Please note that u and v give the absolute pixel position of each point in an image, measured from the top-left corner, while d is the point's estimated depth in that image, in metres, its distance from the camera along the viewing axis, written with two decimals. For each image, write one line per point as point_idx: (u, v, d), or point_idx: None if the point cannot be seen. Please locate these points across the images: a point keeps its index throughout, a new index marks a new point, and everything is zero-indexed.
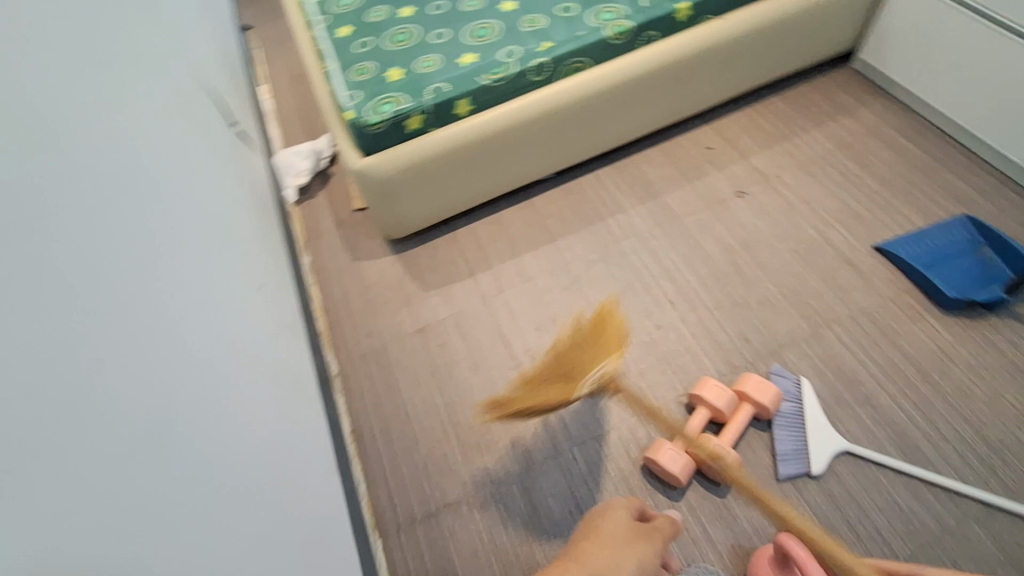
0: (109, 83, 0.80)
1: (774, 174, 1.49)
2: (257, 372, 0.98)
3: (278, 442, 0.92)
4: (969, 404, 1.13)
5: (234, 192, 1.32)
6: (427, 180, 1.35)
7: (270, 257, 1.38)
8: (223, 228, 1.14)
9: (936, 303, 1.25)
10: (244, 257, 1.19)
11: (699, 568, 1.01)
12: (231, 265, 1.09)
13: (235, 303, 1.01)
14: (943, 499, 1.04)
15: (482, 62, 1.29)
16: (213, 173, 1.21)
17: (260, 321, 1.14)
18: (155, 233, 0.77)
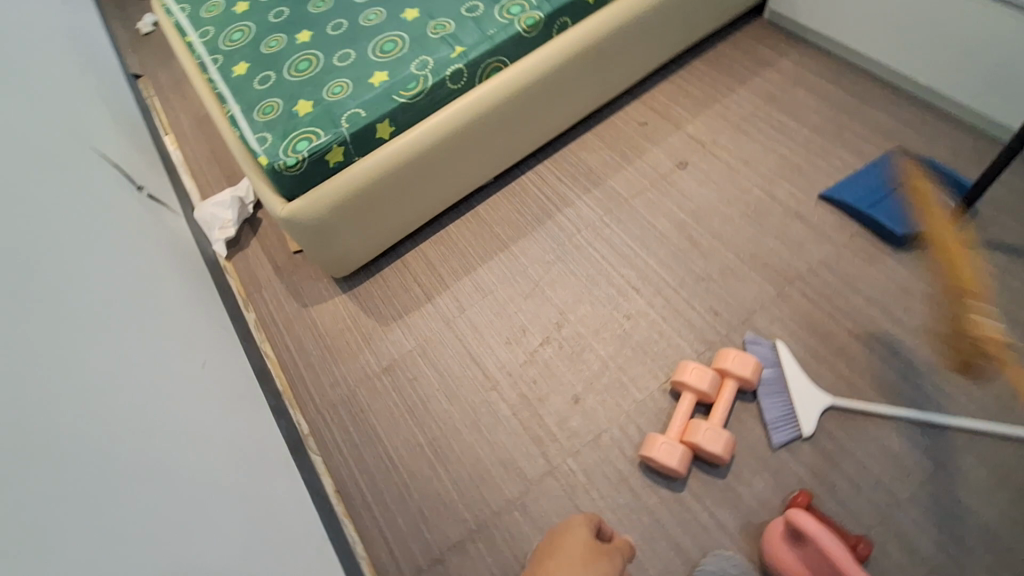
0: (31, 199, 0.94)
1: (711, 139, 1.48)
2: (226, 415, 1.09)
3: (251, 473, 1.03)
4: (935, 335, 1.15)
5: (163, 264, 1.25)
6: (362, 213, 1.27)
7: (216, 323, 1.31)
8: (170, 288, 1.21)
9: (886, 241, 1.27)
10: (183, 334, 1.13)
11: (718, 556, 1.00)
12: (163, 351, 1.03)
13: (197, 357, 1.12)
14: (930, 434, 1.06)
15: (395, 79, 1.22)
16: (129, 253, 1.15)
17: (216, 377, 1.14)
18: (92, 319, 0.89)
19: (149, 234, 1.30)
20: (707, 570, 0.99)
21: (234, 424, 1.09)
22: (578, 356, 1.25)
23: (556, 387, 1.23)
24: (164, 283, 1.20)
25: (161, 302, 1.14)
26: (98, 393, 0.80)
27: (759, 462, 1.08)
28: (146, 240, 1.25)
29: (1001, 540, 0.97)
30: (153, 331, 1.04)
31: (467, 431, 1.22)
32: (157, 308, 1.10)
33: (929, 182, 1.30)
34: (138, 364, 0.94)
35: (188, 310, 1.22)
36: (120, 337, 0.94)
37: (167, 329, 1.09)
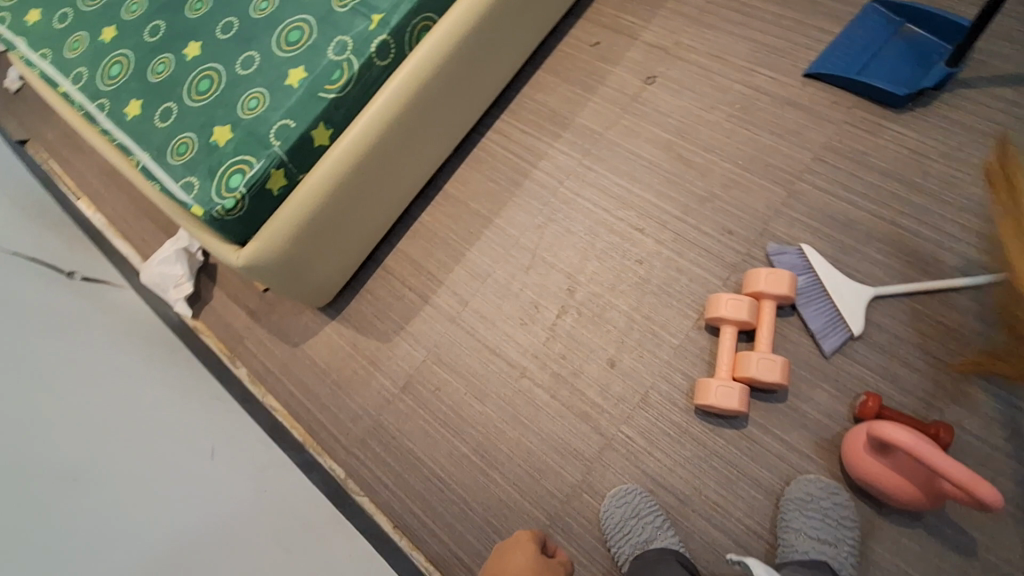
0: None
1: (674, 43, 1.34)
2: (245, 462, 1.06)
3: (284, 514, 1.01)
4: (962, 193, 1.07)
5: (139, 350, 1.15)
6: (326, 234, 1.13)
7: (214, 392, 1.23)
8: (146, 355, 1.15)
9: (885, 105, 1.16)
10: (193, 419, 1.06)
11: (803, 481, 0.97)
12: (184, 445, 0.96)
13: (199, 414, 1.08)
14: (980, 298, 1.01)
15: (315, 73, 1.04)
16: (106, 350, 1.05)
17: (225, 431, 1.10)
18: (78, 402, 0.86)
19: (110, 320, 1.18)
20: (794, 497, 0.96)
21: (274, 494, 1.04)
22: (601, 317, 1.17)
23: (587, 355, 1.15)
24: (151, 371, 1.11)
25: (160, 392, 1.05)
26: (121, 522, 0.75)
27: (816, 374, 1.03)
28: (114, 330, 1.15)
29: None
30: (167, 427, 0.97)
31: (509, 427, 1.14)
32: (159, 400, 1.02)
33: (915, 30, 1.20)
34: (164, 472, 0.88)
35: (185, 390, 1.14)
36: (136, 451, 0.87)
37: (177, 420, 1.01)
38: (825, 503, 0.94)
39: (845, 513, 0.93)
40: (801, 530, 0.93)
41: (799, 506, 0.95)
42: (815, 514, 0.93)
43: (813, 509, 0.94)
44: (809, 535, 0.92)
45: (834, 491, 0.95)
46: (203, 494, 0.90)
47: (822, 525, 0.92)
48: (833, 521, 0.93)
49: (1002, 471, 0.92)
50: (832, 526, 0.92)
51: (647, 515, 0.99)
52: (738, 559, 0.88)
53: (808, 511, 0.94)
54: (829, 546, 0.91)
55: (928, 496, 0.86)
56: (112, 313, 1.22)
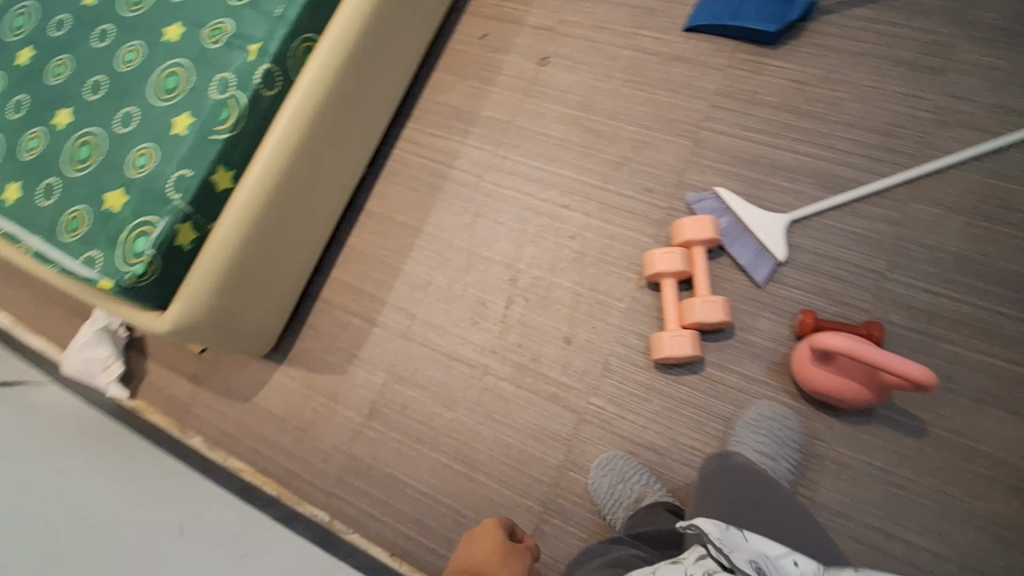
0: None
1: (558, 21, 1.36)
2: (214, 523, 1.01)
3: (268, 559, 0.98)
4: (845, 110, 1.15)
5: (86, 446, 1.07)
6: (251, 279, 1.09)
7: (180, 468, 1.16)
8: (81, 441, 1.08)
9: (761, 44, 1.23)
10: (164, 505, 0.99)
11: (757, 408, 1.02)
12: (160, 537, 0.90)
13: (153, 488, 1.03)
14: (881, 202, 1.09)
15: (202, 116, 1.00)
16: (49, 456, 0.96)
17: (186, 498, 1.05)
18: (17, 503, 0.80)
19: (46, 420, 1.09)
20: (748, 418, 1.01)
21: (271, 554, 1.00)
22: (548, 299, 1.18)
23: (543, 339, 1.16)
24: (104, 466, 1.02)
25: (119, 487, 0.98)
26: None
27: (756, 305, 1.09)
28: (53, 432, 1.05)
29: (974, 259, 1.03)
30: (141, 524, 0.90)
31: (483, 426, 1.14)
32: (122, 497, 0.95)
33: None
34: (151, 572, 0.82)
35: (147, 478, 1.06)
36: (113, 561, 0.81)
37: (132, 499, 0.96)
38: (776, 425, 0.99)
39: (794, 435, 0.98)
40: (747, 444, 0.97)
41: (750, 425, 1.00)
42: (764, 430, 0.98)
43: (760, 426, 0.99)
44: (753, 446, 0.96)
45: (787, 417, 1.00)
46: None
47: (767, 440, 0.97)
48: (780, 439, 0.97)
49: (933, 352, 1.00)
50: (777, 444, 0.97)
51: (632, 473, 1.01)
52: (684, 523, 0.62)
53: (757, 428, 0.99)
54: (772, 461, 0.95)
55: (872, 389, 0.92)
56: (37, 406, 1.13)
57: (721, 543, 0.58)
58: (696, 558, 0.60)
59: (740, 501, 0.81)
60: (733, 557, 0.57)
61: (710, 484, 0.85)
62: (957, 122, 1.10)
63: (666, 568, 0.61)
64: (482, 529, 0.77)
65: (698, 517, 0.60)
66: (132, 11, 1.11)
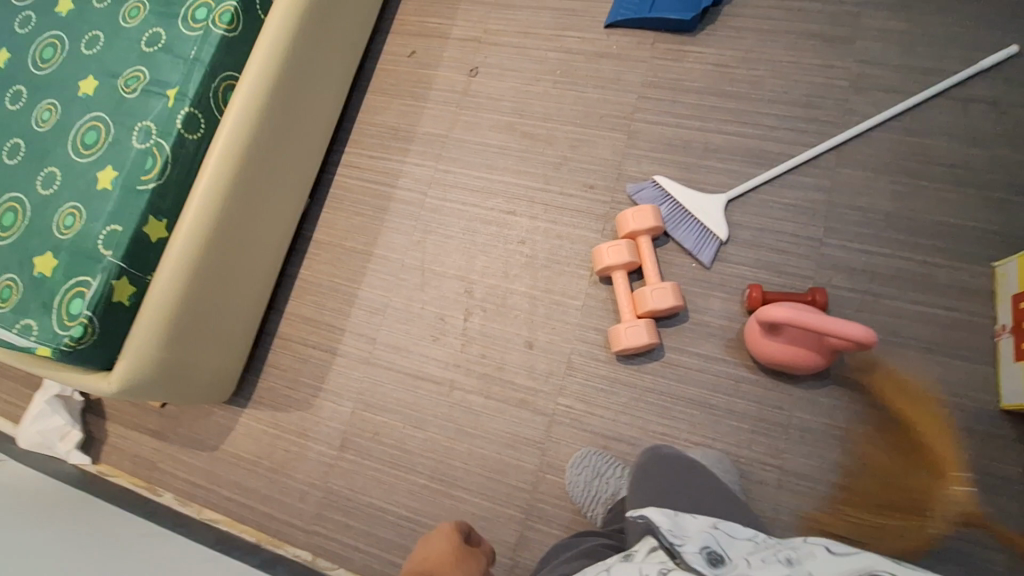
0: None
1: (482, 31, 1.38)
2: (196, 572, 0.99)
3: None
4: (766, 87, 1.19)
5: (46, 529, 0.97)
6: (200, 327, 1.07)
7: (155, 534, 1.10)
8: (50, 510, 1.05)
9: (680, 33, 1.26)
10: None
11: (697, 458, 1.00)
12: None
13: (128, 547, 1.00)
14: (810, 171, 1.13)
15: (126, 168, 0.98)
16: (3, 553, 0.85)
17: (164, 553, 1.03)
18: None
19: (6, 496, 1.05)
20: None
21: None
22: (504, 306, 1.18)
23: (505, 346, 1.16)
24: (70, 551, 0.92)
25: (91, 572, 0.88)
26: None
27: (705, 286, 1.11)
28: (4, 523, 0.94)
29: (903, 215, 1.07)
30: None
31: (456, 441, 1.13)
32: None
33: None
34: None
35: (120, 554, 0.97)
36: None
37: (106, 560, 0.93)
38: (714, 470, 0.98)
39: (731, 475, 0.98)
40: None
41: None
42: None
43: None
44: None
45: (721, 458, 1.00)
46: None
47: None
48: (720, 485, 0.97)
49: (877, 309, 1.04)
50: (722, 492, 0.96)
51: (608, 471, 1.02)
52: (634, 513, 0.65)
53: None
54: None
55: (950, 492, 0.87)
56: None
57: (670, 533, 0.60)
58: (647, 551, 0.63)
59: (662, 488, 0.84)
60: (682, 548, 0.59)
61: (639, 476, 0.88)
62: (870, 86, 1.15)
63: (618, 565, 0.62)
64: (439, 533, 0.87)
65: (646, 510, 0.63)
66: (42, 68, 1.08)
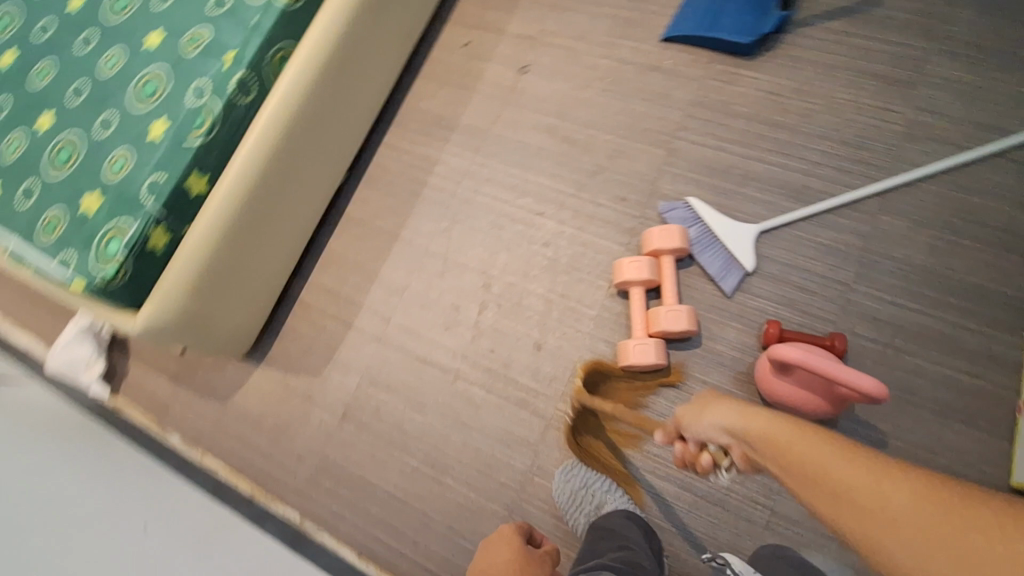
0: None
1: (538, 29, 1.38)
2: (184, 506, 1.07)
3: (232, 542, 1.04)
4: (818, 122, 1.16)
5: (72, 459, 1.01)
6: (224, 283, 1.11)
7: (175, 484, 1.13)
8: (66, 433, 1.12)
9: (737, 55, 1.24)
10: (159, 538, 0.92)
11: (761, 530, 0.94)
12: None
13: (126, 474, 1.08)
14: (849, 213, 1.10)
15: (177, 122, 1.02)
16: (33, 480, 0.89)
17: (156, 485, 1.10)
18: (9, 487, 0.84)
19: (29, 416, 1.11)
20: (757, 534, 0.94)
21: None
22: (519, 305, 1.19)
23: (513, 345, 1.17)
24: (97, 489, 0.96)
25: (111, 518, 0.91)
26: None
27: (723, 314, 1.09)
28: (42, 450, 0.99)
29: (940, 272, 1.04)
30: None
31: (453, 430, 1.15)
32: (114, 533, 0.88)
33: None
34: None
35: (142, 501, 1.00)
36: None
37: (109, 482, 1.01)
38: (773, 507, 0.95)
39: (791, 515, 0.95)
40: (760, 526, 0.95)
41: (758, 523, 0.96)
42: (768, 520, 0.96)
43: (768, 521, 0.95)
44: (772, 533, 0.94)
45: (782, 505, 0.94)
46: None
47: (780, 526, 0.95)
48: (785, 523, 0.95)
49: (898, 365, 1.01)
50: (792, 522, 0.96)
51: (596, 483, 1.04)
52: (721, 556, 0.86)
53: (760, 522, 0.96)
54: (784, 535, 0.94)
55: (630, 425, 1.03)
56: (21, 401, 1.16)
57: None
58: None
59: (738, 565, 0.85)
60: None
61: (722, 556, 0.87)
62: (926, 135, 1.11)
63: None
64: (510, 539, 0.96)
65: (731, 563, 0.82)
66: (115, 17, 1.13)
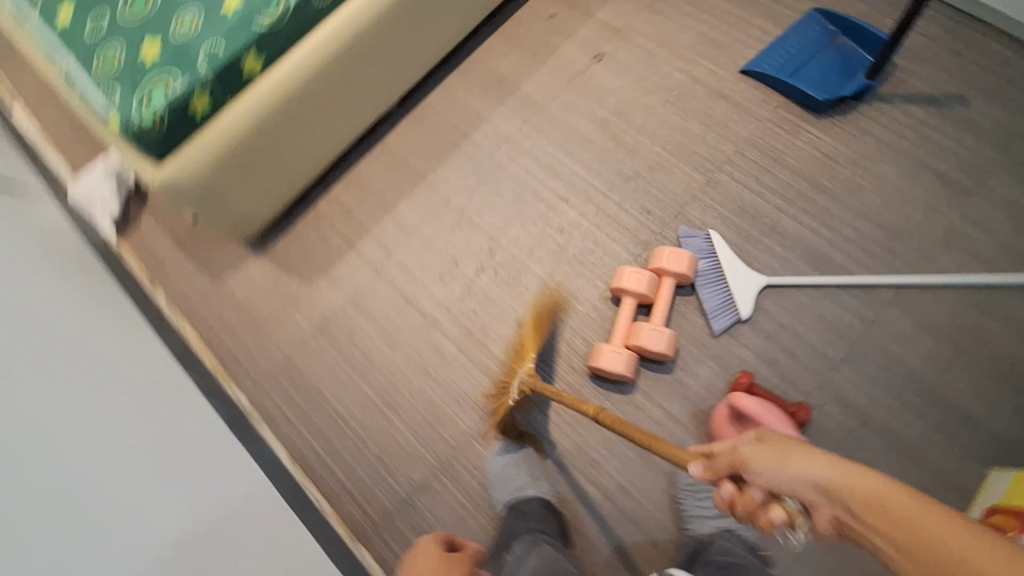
0: None
1: (625, 24, 1.37)
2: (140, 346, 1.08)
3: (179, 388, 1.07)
4: (862, 199, 1.14)
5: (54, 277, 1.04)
6: (250, 166, 1.14)
7: (143, 346, 1.10)
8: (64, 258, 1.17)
9: (808, 109, 1.23)
10: (134, 418, 0.89)
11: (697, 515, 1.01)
12: (139, 477, 0.82)
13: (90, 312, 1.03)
14: (859, 296, 1.09)
15: (251, 1, 1.04)
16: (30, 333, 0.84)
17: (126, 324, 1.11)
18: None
19: (35, 231, 1.16)
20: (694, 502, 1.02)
21: (228, 495, 0.95)
22: (515, 279, 1.21)
23: (497, 314, 1.19)
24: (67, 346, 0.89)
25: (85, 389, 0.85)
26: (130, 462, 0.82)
27: (703, 351, 1.09)
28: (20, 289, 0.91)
29: (927, 381, 1.03)
30: (112, 458, 0.80)
31: (414, 374, 1.18)
32: (88, 405, 0.83)
33: (847, 41, 1.26)
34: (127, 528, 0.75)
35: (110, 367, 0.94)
36: (81, 515, 0.71)
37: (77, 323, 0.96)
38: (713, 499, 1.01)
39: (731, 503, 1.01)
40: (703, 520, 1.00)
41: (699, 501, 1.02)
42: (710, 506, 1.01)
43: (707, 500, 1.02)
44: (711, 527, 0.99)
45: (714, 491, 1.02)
46: (167, 527, 0.80)
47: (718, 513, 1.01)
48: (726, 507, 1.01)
49: (854, 455, 1.00)
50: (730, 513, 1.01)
51: (523, 463, 1.08)
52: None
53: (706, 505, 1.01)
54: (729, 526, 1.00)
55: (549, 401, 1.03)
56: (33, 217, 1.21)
57: None
58: None
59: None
60: None
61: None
62: (961, 247, 1.09)
63: None
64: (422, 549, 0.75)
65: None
66: None
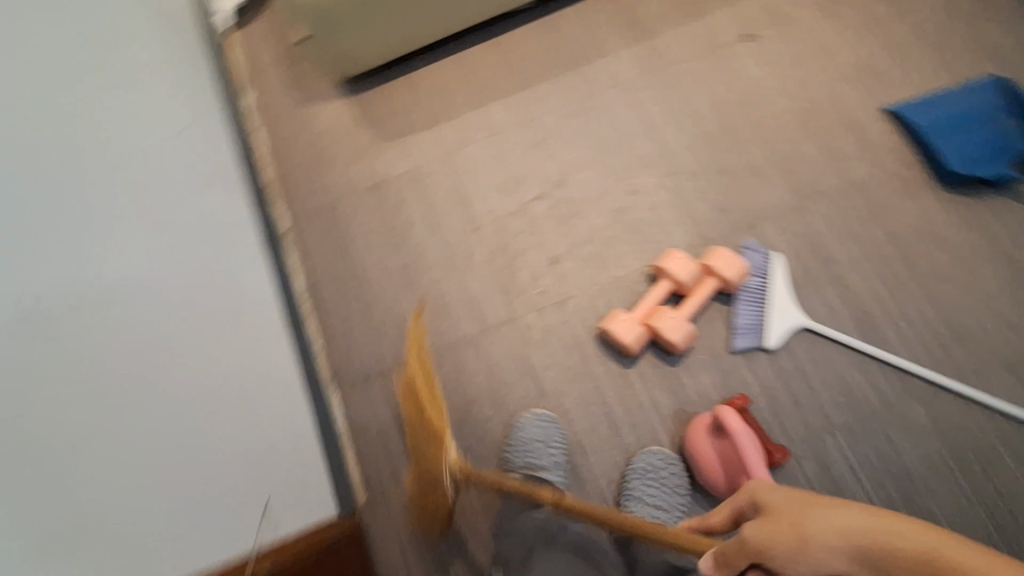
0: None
1: (788, 17, 1.29)
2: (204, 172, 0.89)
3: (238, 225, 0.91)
4: (940, 286, 1.09)
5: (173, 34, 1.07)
6: (374, 6, 1.15)
7: (202, 180, 0.87)
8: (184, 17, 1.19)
9: (932, 174, 1.16)
10: (181, 321, 0.72)
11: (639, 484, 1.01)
12: (199, 398, 0.70)
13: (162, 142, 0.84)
14: (890, 376, 1.05)
15: None
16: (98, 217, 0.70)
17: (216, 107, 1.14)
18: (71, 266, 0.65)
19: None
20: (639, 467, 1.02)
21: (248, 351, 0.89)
22: (569, 218, 1.19)
23: (538, 243, 1.19)
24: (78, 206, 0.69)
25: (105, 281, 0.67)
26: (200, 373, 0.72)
27: (714, 360, 1.08)
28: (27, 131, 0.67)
29: (918, 483, 0.99)
30: (150, 402, 0.66)
31: (440, 265, 1.20)
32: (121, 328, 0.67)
33: (1015, 122, 1.14)
34: (182, 462, 0.67)
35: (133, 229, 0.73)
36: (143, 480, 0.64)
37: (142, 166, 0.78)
38: (663, 473, 1.01)
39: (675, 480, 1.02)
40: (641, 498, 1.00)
41: (642, 475, 1.02)
42: (654, 482, 1.01)
43: (653, 477, 1.01)
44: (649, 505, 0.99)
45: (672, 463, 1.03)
46: (222, 470, 0.70)
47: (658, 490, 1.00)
48: (668, 487, 1.01)
49: None
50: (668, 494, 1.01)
51: (548, 436, 1.04)
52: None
53: (649, 480, 1.01)
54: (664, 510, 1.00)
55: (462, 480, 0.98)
56: None
57: None
58: None
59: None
60: None
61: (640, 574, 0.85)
62: (1016, 373, 1.04)
63: None
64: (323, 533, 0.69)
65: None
66: None
